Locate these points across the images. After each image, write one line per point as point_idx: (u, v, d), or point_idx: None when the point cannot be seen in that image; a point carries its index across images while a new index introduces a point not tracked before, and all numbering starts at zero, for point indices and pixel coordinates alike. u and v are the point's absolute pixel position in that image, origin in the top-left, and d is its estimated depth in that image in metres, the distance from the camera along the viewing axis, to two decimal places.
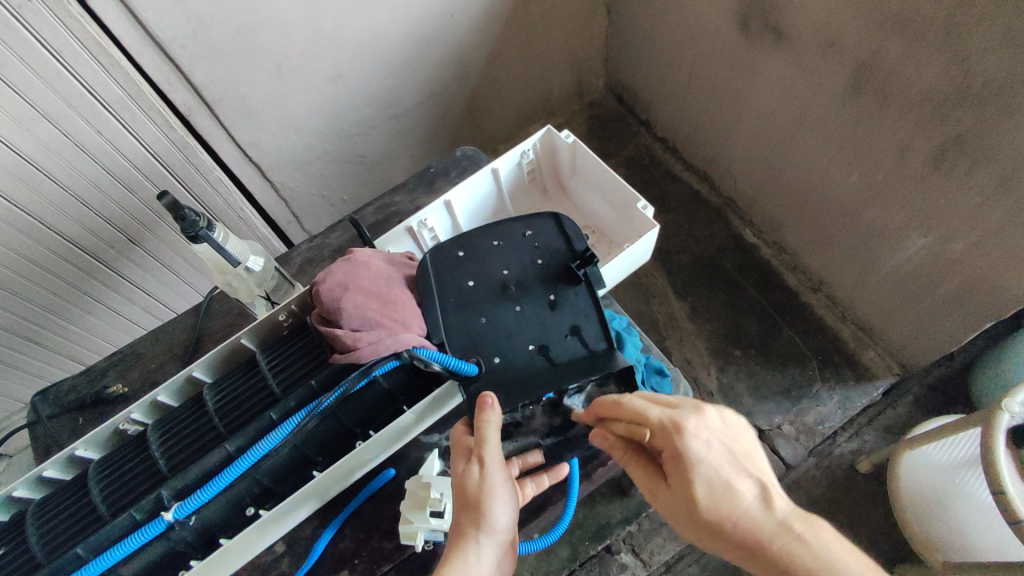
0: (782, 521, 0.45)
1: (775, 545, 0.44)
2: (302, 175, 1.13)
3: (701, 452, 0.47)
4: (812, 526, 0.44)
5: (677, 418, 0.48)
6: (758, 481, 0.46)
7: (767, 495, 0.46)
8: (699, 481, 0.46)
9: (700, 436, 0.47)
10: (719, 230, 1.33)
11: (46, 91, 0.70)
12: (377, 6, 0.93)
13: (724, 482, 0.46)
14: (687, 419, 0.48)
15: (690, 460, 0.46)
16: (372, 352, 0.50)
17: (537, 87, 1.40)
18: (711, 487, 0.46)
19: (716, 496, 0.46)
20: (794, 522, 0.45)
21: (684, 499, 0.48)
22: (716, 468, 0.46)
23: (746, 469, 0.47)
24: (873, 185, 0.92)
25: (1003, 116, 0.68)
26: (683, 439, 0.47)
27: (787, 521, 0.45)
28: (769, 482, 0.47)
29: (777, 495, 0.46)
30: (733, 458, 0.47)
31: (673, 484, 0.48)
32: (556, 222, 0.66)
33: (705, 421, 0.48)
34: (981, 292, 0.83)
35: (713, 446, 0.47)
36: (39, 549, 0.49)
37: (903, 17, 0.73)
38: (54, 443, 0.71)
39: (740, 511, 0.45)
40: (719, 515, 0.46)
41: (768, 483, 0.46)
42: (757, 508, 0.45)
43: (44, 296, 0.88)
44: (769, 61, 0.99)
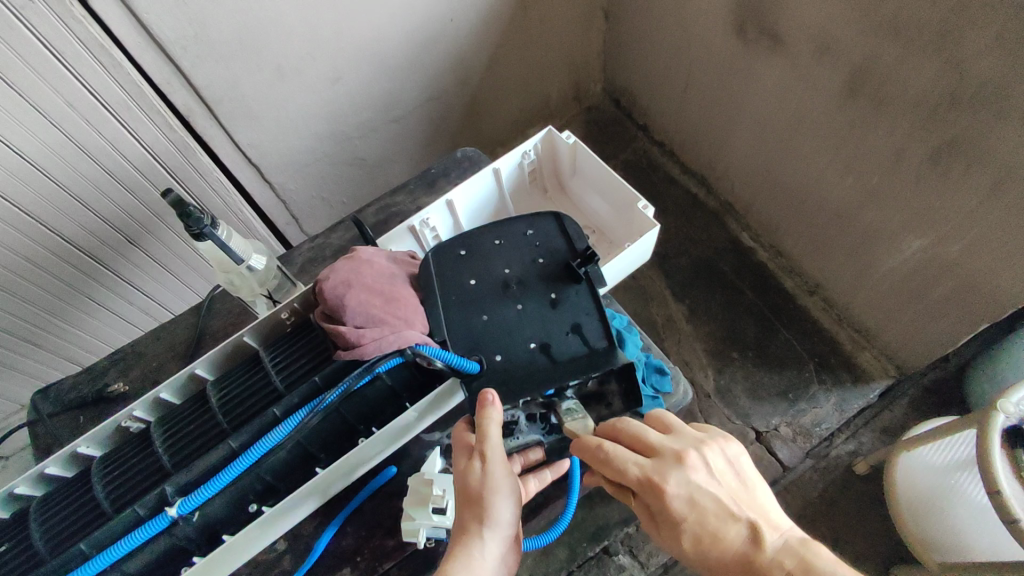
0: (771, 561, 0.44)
1: None
2: (302, 177, 1.13)
3: (682, 507, 0.47)
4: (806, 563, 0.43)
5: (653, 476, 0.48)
6: (748, 524, 0.46)
7: (757, 538, 0.45)
8: (685, 535, 0.47)
9: (682, 491, 0.47)
10: (716, 233, 1.34)
11: (47, 91, 0.70)
12: (377, 10, 0.94)
13: (711, 533, 0.46)
14: (667, 476, 0.47)
15: (675, 516, 0.47)
16: (376, 349, 0.51)
17: (536, 91, 1.41)
18: (698, 540, 0.47)
19: (703, 547, 0.47)
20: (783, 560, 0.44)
21: (679, 550, 0.49)
22: (700, 521, 0.47)
23: (733, 513, 0.47)
24: (869, 188, 0.93)
25: (997, 120, 0.69)
26: (663, 498, 0.47)
27: (778, 561, 0.44)
28: (759, 521, 0.46)
29: (767, 533, 0.46)
30: (718, 506, 0.47)
31: (666, 535, 0.49)
32: (556, 221, 0.66)
33: (684, 473, 0.48)
34: (975, 294, 0.84)
35: (696, 499, 0.47)
36: (42, 545, 0.49)
37: (898, 22, 0.74)
38: (54, 441, 0.71)
39: (731, 558, 0.46)
40: (712, 564, 0.47)
41: (757, 523, 0.46)
42: (747, 552, 0.45)
43: (44, 296, 0.88)
44: (765, 66, 1.01)
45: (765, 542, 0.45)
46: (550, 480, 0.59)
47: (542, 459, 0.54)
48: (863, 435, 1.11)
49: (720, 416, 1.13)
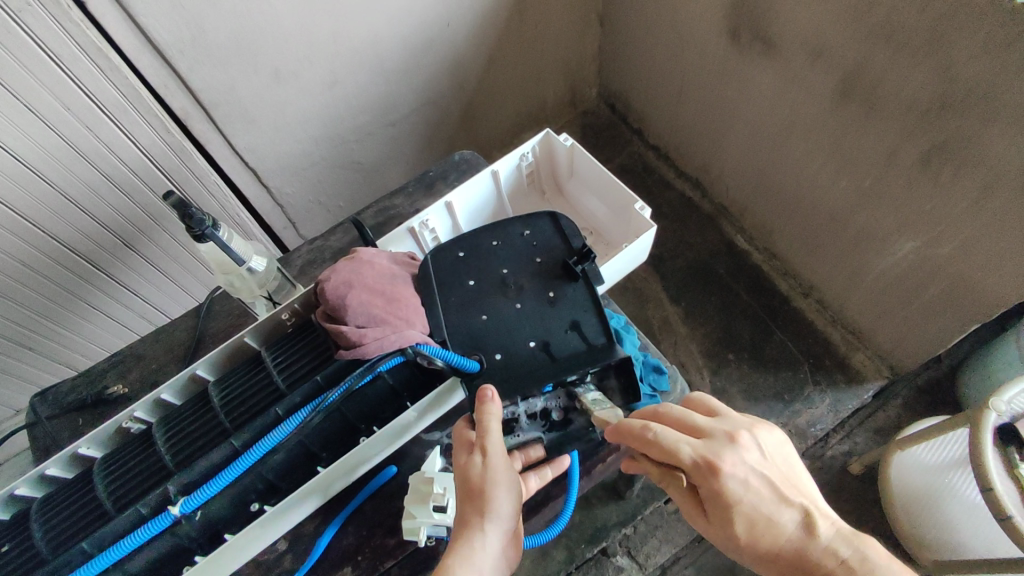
0: (827, 546, 0.48)
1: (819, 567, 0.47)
2: (299, 181, 1.14)
3: (739, 490, 0.48)
4: (858, 549, 0.47)
5: (710, 458, 0.48)
6: (802, 509, 0.48)
7: (812, 525, 0.48)
8: (739, 519, 0.48)
9: (738, 474, 0.48)
10: (711, 236, 1.35)
11: (46, 95, 0.70)
12: (374, 13, 0.95)
13: (766, 518, 0.48)
14: (724, 458, 0.48)
15: (730, 500, 0.48)
16: (378, 348, 0.51)
17: (532, 96, 1.43)
18: (752, 524, 0.48)
19: (756, 530, 0.48)
20: (838, 546, 0.48)
21: (726, 532, 0.50)
22: (757, 505, 0.48)
23: (787, 498, 0.49)
24: (861, 190, 0.95)
25: (986, 121, 0.70)
26: (719, 482, 0.48)
27: (834, 547, 0.47)
28: (812, 508, 0.49)
29: (820, 519, 0.48)
30: (773, 490, 0.48)
31: (714, 517, 0.50)
32: (553, 220, 0.67)
33: (741, 456, 0.48)
34: (966, 294, 0.86)
35: (752, 482, 0.48)
36: (43, 544, 0.49)
37: (888, 26, 0.76)
38: (53, 443, 0.71)
39: (784, 541, 0.48)
40: (762, 546, 0.48)
41: (811, 509, 0.48)
42: (800, 537, 0.48)
43: (40, 300, 0.88)
44: (759, 70, 1.02)
45: (820, 530, 0.48)
46: (550, 477, 0.58)
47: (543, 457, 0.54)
48: (857, 435, 1.12)
49: None
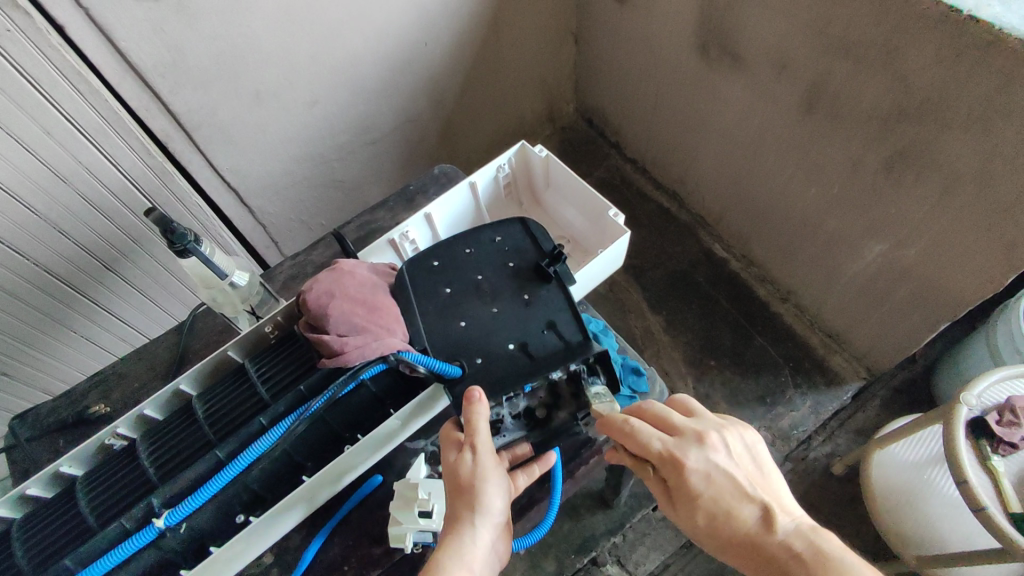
0: (783, 542, 0.48)
1: (775, 561, 0.48)
2: (281, 200, 1.15)
3: (701, 485, 0.50)
4: (818, 547, 0.47)
5: (676, 454, 0.51)
6: (761, 505, 0.50)
7: (769, 521, 0.49)
8: (701, 510, 0.51)
9: (700, 469, 0.50)
10: (690, 245, 1.38)
11: (24, 118, 0.70)
12: (352, 33, 0.97)
13: (726, 511, 0.50)
14: (687, 455, 0.51)
15: (692, 491, 0.50)
16: (360, 355, 0.52)
17: (510, 113, 1.46)
18: (713, 517, 0.51)
19: (717, 523, 0.51)
20: (795, 542, 0.48)
21: (691, 523, 0.52)
22: (717, 499, 0.50)
23: (748, 495, 0.50)
24: (829, 197, 0.98)
25: (942, 128, 0.73)
26: (682, 476, 0.50)
27: (791, 545, 0.48)
28: (773, 505, 0.50)
29: (780, 516, 0.49)
30: (735, 486, 0.50)
31: (680, 508, 0.53)
32: (523, 226, 0.69)
33: (706, 455, 0.51)
34: (932, 293, 0.89)
35: (714, 477, 0.50)
36: (24, 563, 0.49)
37: (846, 41, 0.79)
38: (32, 465, 0.70)
39: (744, 534, 0.50)
40: (724, 537, 0.51)
41: (772, 506, 0.50)
42: (760, 531, 0.49)
43: (20, 328, 0.86)
44: (728, 84, 1.06)
45: (778, 526, 0.49)
46: (537, 474, 0.58)
47: (531, 454, 0.57)
48: (838, 437, 1.15)
49: None
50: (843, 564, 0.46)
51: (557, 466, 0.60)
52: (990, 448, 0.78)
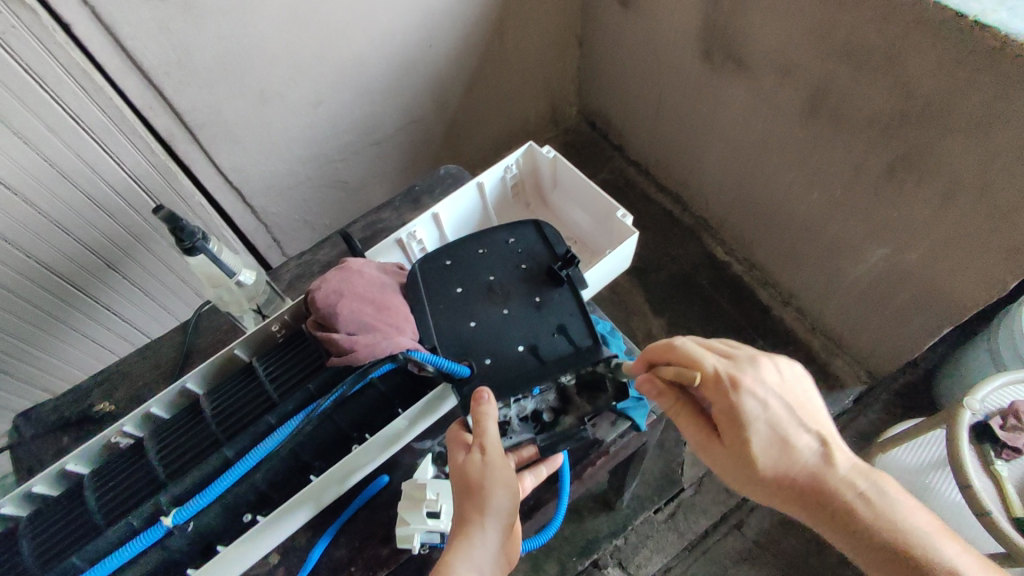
0: (843, 476, 0.49)
1: (839, 498, 0.48)
2: (284, 201, 1.15)
3: (757, 408, 0.50)
4: (879, 485, 0.48)
5: (733, 373, 0.51)
6: (817, 437, 0.50)
7: (827, 454, 0.50)
8: (756, 437, 0.50)
9: (756, 391, 0.51)
10: (692, 248, 1.39)
11: (30, 117, 0.69)
12: (357, 35, 0.97)
13: (783, 439, 0.50)
14: (744, 375, 0.51)
15: (749, 415, 0.50)
16: (369, 354, 0.53)
17: (514, 115, 1.46)
18: (770, 445, 0.50)
19: (772, 451, 0.50)
20: (854, 478, 0.49)
21: (740, 456, 0.51)
22: (774, 424, 0.50)
23: (804, 425, 0.51)
24: (833, 201, 0.98)
25: (945, 132, 0.73)
26: (738, 397, 0.50)
27: (851, 478, 0.49)
28: (829, 438, 0.51)
29: (837, 451, 0.50)
30: (790, 413, 0.51)
31: (728, 440, 0.52)
32: (537, 228, 0.69)
33: (761, 381, 0.51)
34: (936, 297, 0.89)
35: (770, 401, 0.51)
36: (32, 560, 0.49)
37: (850, 45, 0.80)
38: (37, 462, 0.70)
39: (802, 466, 0.50)
40: (776, 467, 0.50)
41: (828, 439, 0.50)
42: (817, 462, 0.50)
43: (22, 326, 0.86)
44: (731, 87, 1.06)
45: (836, 459, 0.49)
46: (545, 476, 0.57)
47: (537, 456, 0.55)
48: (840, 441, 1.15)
49: None
50: (902, 508, 0.47)
51: (565, 467, 0.60)
52: (993, 453, 0.78)
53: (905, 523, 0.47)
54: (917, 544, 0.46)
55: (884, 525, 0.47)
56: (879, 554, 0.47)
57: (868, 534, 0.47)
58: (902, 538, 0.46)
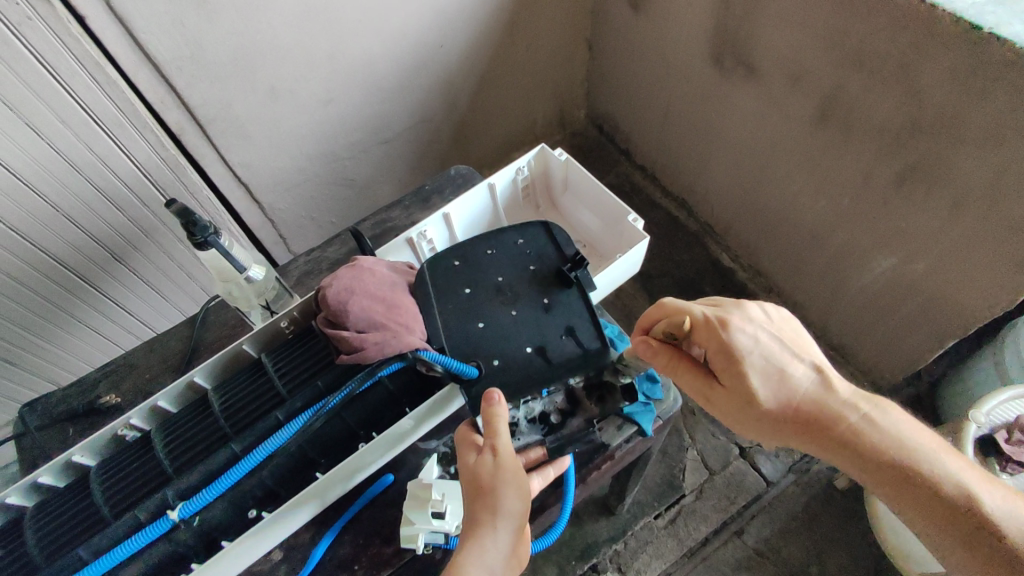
0: (846, 401, 0.51)
1: (846, 423, 0.51)
2: (292, 197, 1.15)
3: (748, 344, 0.51)
4: (881, 407, 0.51)
5: (722, 314, 0.52)
6: (811, 365, 0.52)
7: (823, 380, 0.52)
8: (754, 372, 0.51)
9: (746, 329, 0.52)
10: (698, 255, 1.39)
11: (43, 109, 0.69)
12: (369, 33, 0.97)
13: (780, 371, 0.51)
14: (732, 315, 0.52)
15: (741, 351, 0.51)
16: (378, 352, 0.53)
17: (522, 117, 1.46)
18: (770, 380, 0.51)
19: (773, 384, 0.51)
20: (857, 402, 0.51)
21: (743, 395, 0.52)
22: (768, 357, 0.51)
23: (798, 354, 0.52)
24: (841, 210, 0.98)
25: (956, 144, 0.73)
26: (729, 334, 0.51)
27: (853, 402, 0.51)
28: (823, 366, 0.53)
29: (833, 377, 0.52)
30: (781, 345, 0.52)
31: (728, 382, 0.52)
32: (546, 230, 0.69)
33: (748, 318, 0.53)
34: (941, 309, 0.89)
35: (759, 337, 0.52)
36: (38, 552, 0.49)
37: (862, 55, 0.79)
38: (42, 454, 0.70)
39: (805, 394, 0.52)
40: (780, 399, 0.52)
41: (822, 366, 0.52)
42: (818, 387, 0.52)
43: (27, 316, 0.86)
44: (742, 93, 1.06)
45: (832, 384, 0.52)
46: (552, 478, 0.56)
47: (545, 457, 0.55)
48: None
49: (705, 433, 1.15)
50: (903, 427, 0.51)
51: (570, 470, 0.59)
52: (998, 466, 0.78)
53: (907, 437, 0.50)
54: (920, 455, 0.49)
55: (892, 442, 0.50)
56: (885, 469, 0.50)
57: (874, 450, 0.50)
58: (907, 450, 0.49)
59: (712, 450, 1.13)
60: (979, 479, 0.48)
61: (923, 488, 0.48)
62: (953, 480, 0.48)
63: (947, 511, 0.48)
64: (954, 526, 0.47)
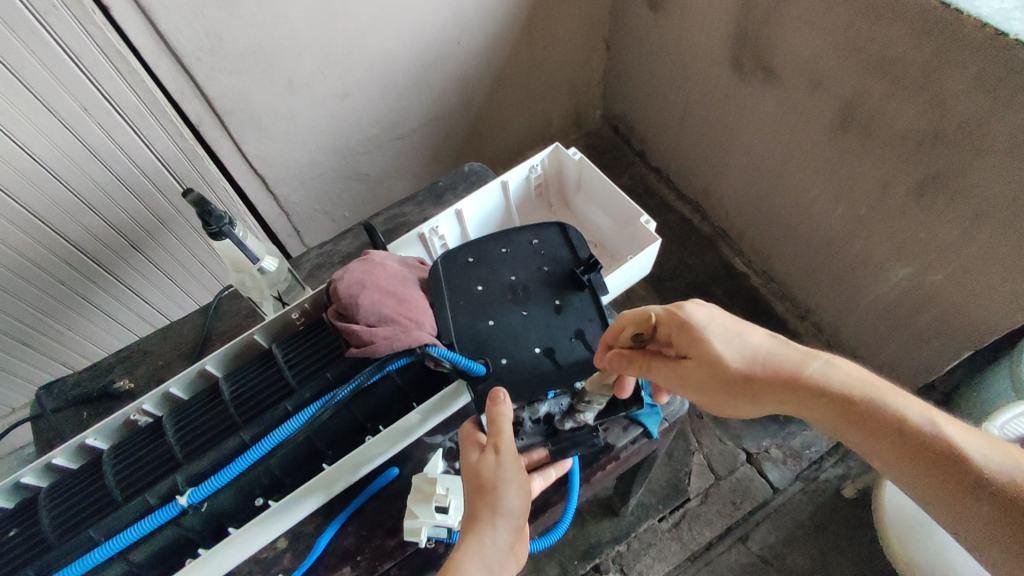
0: (805, 352, 0.49)
1: (806, 370, 0.48)
2: (307, 190, 1.15)
3: (705, 317, 0.52)
4: (839, 358, 0.49)
5: (674, 301, 0.54)
6: (765, 330, 0.52)
7: (777, 338, 0.51)
8: (714, 339, 0.51)
9: (699, 308, 0.53)
10: (710, 258, 1.38)
11: (65, 96, 0.71)
12: (387, 29, 0.98)
13: (738, 334, 0.51)
14: (684, 301, 0.54)
15: (699, 324, 0.51)
16: (387, 346, 0.53)
17: (538, 116, 1.46)
18: (732, 341, 0.51)
19: (733, 346, 0.50)
20: (817, 354, 0.49)
21: (709, 364, 0.50)
22: (724, 327, 0.51)
23: (750, 322, 0.52)
24: (857, 217, 0.97)
25: (977, 153, 0.72)
26: (686, 310, 0.52)
27: (813, 352, 0.49)
28: (775, 331, 0.52)
29: (785, 337, 0.51)
30: (733, 317, 0.53)
31: (693, 355, 0.51)
32: (561, 231, 0.69)
33: (701, 301, 0.54)
34: (957, 320, 0.87)
35: (713, 312, 0.53)
36: (50, 532, 0.50)
37: (883, 62, 0.79)
38: (57, 435, 0.71)
39: (765, 351, 0.50)
40: (742, 360, 0.50)
41: (774, 330, 0.52)
42: (775, 344, 0.50)
43: (44, 299, 0.88)
44: (759, 97, 1.05)
45: (786, 341, 0.51)
46: (554, 479, 0.56)
47: (547, 458, 0.55)
48: (851, 459, 1.10)
49: (713, 437, 1.15)
50: (867, 372, 0.47)
51: (575, 469, 0.60)
52: None
53: (869, 381, 0.46)
54: (893, 396, 0.45)
55: (855, 383, 0.46)
56: (855, 412, 0.45)
57: (843, 392, 0.46)
58: (877, 391, 0.45)
59: (719, 454, 1.13)
60: (963, 426, 0.43)
61: (899, 429, 0.43)
62: (934, 417, 0.42)
63: (942, 456, 0.41)
64: (941, 467, 0.41)
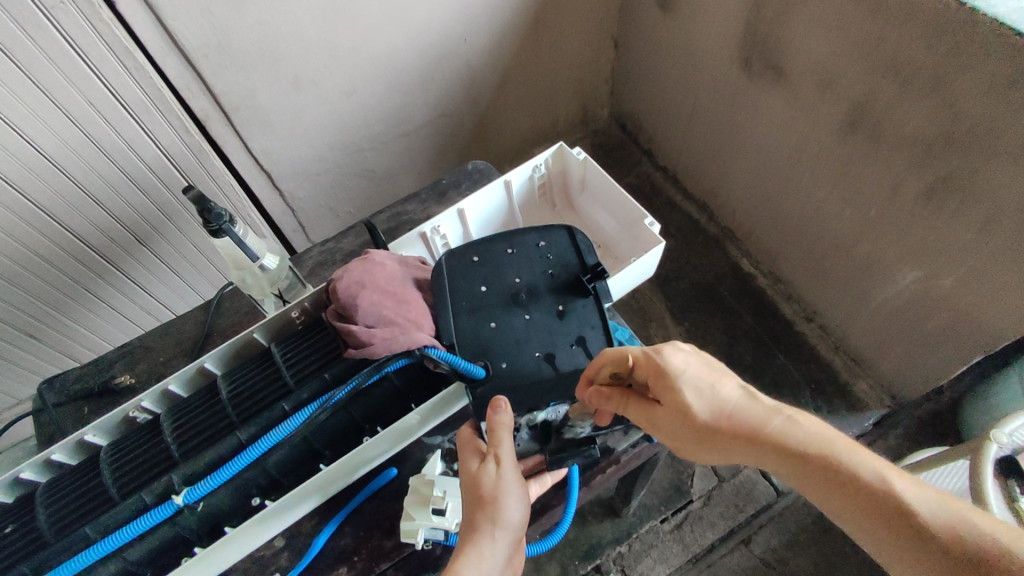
0: (772, 407, 0.49)
1: (771, 426, 0.47)
2: (312, 186, 1.15)
3: (680, 364, 0.51)
4: (805, 414, 0.48)
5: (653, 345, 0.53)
6: (739, 382, 0.51)
7: (749, 392, 0.50)
8: (686, 389, 0.50)
9: (676, 355, 0.52)
10: (717, 259, 1.37)
11: (71, 91, 0.70)
12: (393, 26, 0.97)
13: (710, 386, 0.50)
14: (664, 345, 0.53)
15: (673, 371, 0.51)
16: (385, 349, 0.53)
17: (544, 114, 1.45)
18: (704, 392, 0.50)
19: (704, 397, 0.50)
20: (783, 408, 0.48)
21: (679, 413, 0.50)
22: (699, 375, 0.51)
23: (725, 372, 0.52)
24: (866, 219, 0.96)
25: (991, 158, 0.71)
26: (664, 355, 0.51)
27: (780, 408, 0.48)
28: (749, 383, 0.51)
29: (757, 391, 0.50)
30: (709, 365, 0.52)
31: (665, 402, 0.51)
32: (569, 235, 0.68)
33: (679, 345, 0.53)
34: (968, 326, 0.86)
35: (690, 360, 0.52)
36: (48, 528, 0.50)
37: (896, 63, 0.77)
38: (57, 430, 0.72)
39: (735, 403, 0.49)
40: (712, 412, 0.49)
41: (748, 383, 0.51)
42: (744, 398, 0.50)
43: (50, 292, 0.88)
44: (769, 97, 1.04)
45: (757, 396, 0.50)
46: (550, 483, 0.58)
47: (541, 466, 0.56)
48: None
49: None
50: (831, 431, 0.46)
51: (574, 472, 0.60)
52: (1019, 489, 0.76)
53: (835, 438, 0.45)
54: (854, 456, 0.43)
55: (817, 442, 0.45)
56: (817, 473, 0.44)
57: (805, 451, 0.45)
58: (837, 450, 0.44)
59: None
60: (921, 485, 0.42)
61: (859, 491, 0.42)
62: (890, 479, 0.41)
63: (900, 521, 0.40)
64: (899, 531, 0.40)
